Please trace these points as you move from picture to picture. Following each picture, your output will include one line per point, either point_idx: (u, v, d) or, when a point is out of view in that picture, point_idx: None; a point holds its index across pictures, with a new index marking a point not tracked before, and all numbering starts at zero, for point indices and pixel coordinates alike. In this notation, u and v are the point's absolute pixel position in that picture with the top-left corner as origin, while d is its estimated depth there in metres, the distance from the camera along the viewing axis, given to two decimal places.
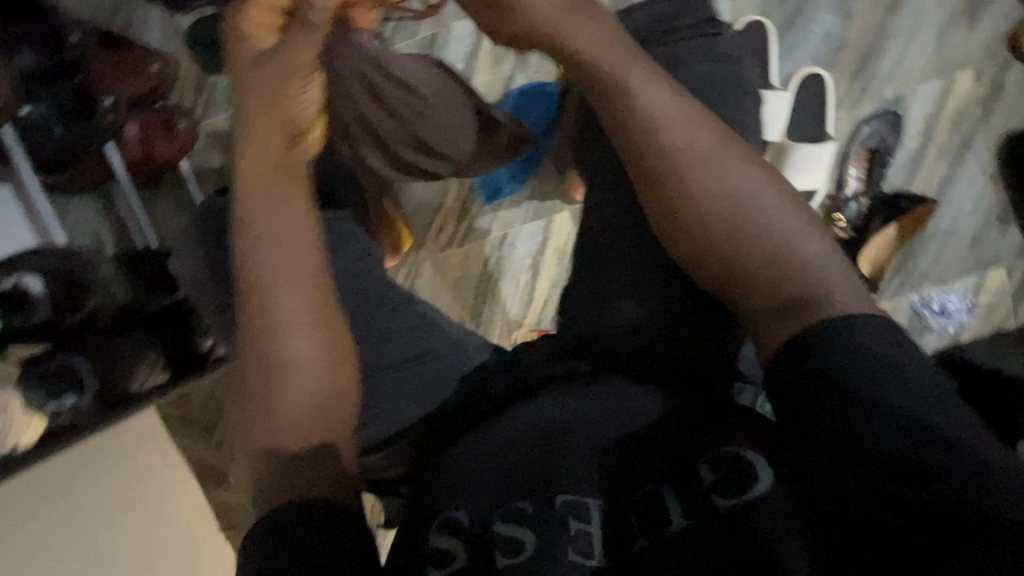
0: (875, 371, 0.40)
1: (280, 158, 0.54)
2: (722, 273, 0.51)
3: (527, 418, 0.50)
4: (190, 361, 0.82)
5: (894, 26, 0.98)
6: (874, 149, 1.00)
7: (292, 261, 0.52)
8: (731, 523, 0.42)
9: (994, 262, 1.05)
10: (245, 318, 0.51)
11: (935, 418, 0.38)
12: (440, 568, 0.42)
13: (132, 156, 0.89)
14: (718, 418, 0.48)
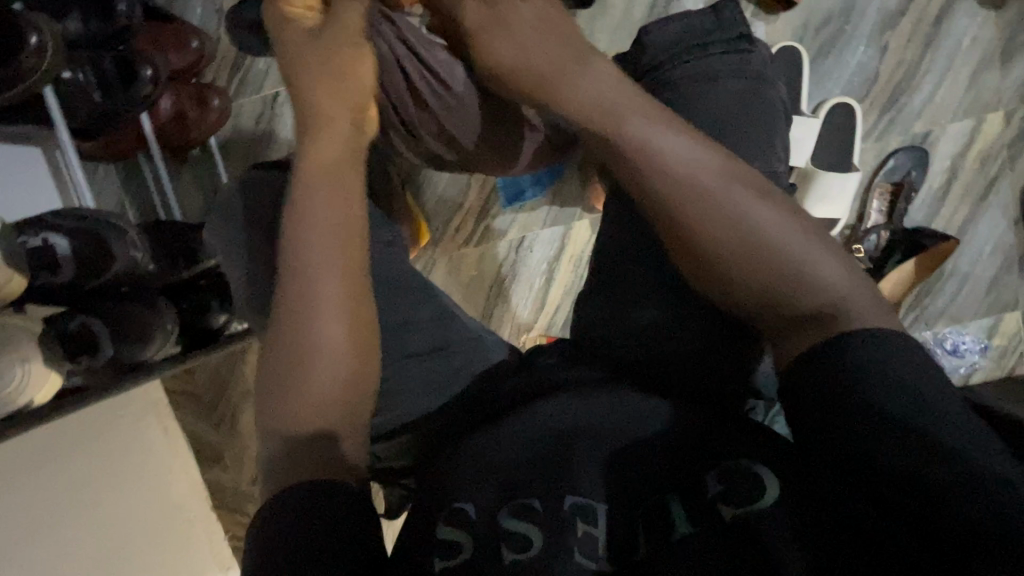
0: (892, 387, 0.39)
1: (347, 145, 0.58)
2: (745, 300, 0.48)
3: (538, 418, 0.50)
4: (203, 336, 0.82)
5: (930, 62, 0.98)
6: (899, 183, 1.00)
7: (326, 243, 0.53)
8: (737, 533, 0.40)
9: (1010, 306, 1.05)
10: (282, 296, 0.53)
11: (952, 432, 0.38)
12: (446, 560, 0.41)
13: (164, 128, 0.90)
14: (735, 432, 0.47)
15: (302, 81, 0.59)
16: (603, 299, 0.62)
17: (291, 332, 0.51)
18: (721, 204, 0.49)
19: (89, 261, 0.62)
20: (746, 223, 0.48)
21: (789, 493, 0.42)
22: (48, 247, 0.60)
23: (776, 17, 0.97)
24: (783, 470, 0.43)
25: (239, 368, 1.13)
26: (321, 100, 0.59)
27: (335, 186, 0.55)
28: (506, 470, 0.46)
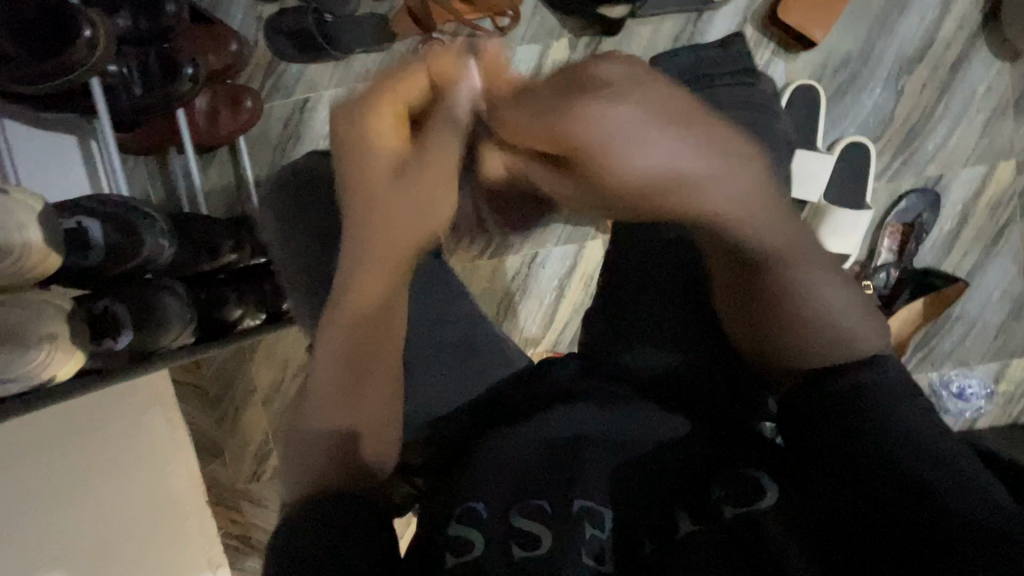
0: (885, 406, 0.42)
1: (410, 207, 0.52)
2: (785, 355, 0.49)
3: (550, 426, 0.52)
4: (218, 328, 0.83)
5: (944, 108, 1.00)
6: (910, 224, 1.02)
7: (374, 276, 0.53)
8: (740, 535, 0.40)
9: (1017, 352, 1.05)
10: (329, 330, 0.53)
11: (937, 445, 0.40)
12: (458, 555, 0.40)
13: (196, 125, 0.93)
14: (739, 451, 0.49)
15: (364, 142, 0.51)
16: (620, 319, 0.64)
17: (327, 373, 0.52)
18: (785, 290, 0.48)
19: (122, 248, 0.63)
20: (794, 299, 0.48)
21: (788, 500, 0.42)
22: (82, 231, 0.60)
23: (796, 56, 1.00)
24: (782, 478, 0.44)
25: (246, 365, 1.14)
26: (386, 220, 0.53)
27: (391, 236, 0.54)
28: (514, 470, 0.47)
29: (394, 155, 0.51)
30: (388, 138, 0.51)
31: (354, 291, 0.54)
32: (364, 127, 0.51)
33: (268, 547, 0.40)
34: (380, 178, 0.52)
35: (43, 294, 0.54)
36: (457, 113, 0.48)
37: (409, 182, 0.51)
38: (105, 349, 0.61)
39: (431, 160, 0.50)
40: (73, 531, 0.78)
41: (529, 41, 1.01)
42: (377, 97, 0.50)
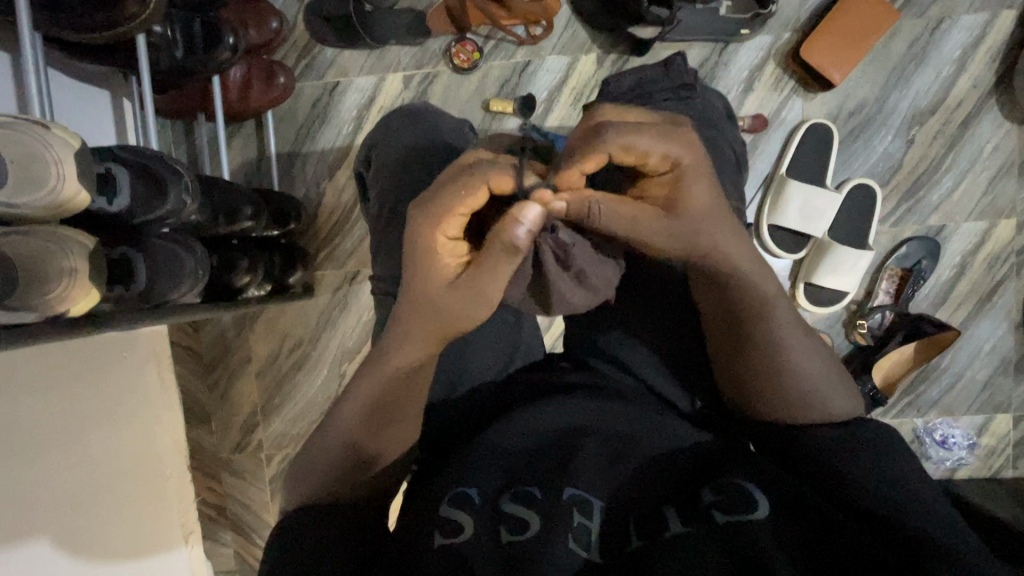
0: (844, 437, 0.45)
1: (474, 294, 0.45)
2: (750, 383, 0.50)
3: (540, 420, 0.50)
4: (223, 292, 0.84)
5: (952, 161, 1.03)
6: (909, 269, 1.04)
7: (411, 337, 0.49)
8: (726, 539, 0.40)
9: (1003, 408, 1.07)
10: (364, 379, 0.50)
11: (908, 477, 0.43)
12: (450, 536, 0.42)
13: (230, 94, 0.96)
14: (732, 451, 0.48)
15: (418, 266, 0.46)
16: (604, 328, 0.65)
17: (358, 410, 0.49)
18: (770, 344, 0.48)
19: (145, 200, 0.64)
20: (778, 332, 0.48)
21: (781, 510, 0.42)
22: (111, 178, 0.62)
23: (813, 95, 1.03)
24: (770, 486, 0.43)
25: (243, 335, 1.15)
26: (426, 308, 0.47)
27: (432, 315, 0.48)
28: (511, 456, 0.48)
29: (451, 281, 0.45)
30: (435, 259, 0.45)
31: (401, 352, 0.50)
32: (411, 238, 0.45)
33: (271, 547, 0.45)
34: (438, 283, 0.46)
35: (69, 229, 0.56)
36: (513, 242, 0.41)
37: (460, 294, 0.46)
38: (114, 295, 0.63)
39: (477, 275, 0.44)
40: (53, 475, 0.78)
41: (559, 53, 1.04)
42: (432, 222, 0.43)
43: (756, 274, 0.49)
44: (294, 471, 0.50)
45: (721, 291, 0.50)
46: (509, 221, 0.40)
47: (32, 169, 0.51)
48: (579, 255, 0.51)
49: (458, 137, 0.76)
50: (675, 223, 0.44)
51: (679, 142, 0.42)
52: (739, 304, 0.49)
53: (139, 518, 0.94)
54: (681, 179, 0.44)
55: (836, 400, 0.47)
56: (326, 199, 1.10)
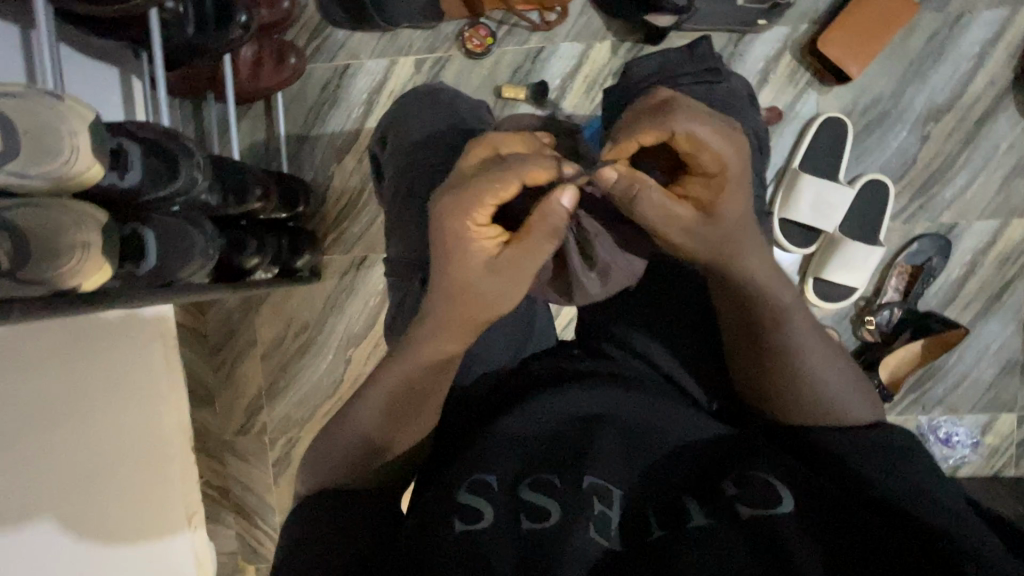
0: (860, 441, 0.45)
1: (511, 273, 0.45)
2: (768, 389, 0.49)
3: (557, 407, 0.49)
4: (230, 273, 0.83)
5: (966, 158, 1.02)
6: (919, 266, 1.04)
7: (438, 333, 0.49)
8: (750, 532, 0.40)
9: (1008, 407, 1.07)
10: (387, 377, 0.49)
11: (930, 480, 0.42)
12: (468, 522, 0.41)
13: (241, 74, 0.95)
14: (754, 442, 0.46)
15: (446, 258, 0.46)
16: (622, 320, 0.65)
17: (377, 404, 0.49)
18: (788, 351, 0.48)
19: (156, 175, 0.63)
20: (794, 337, 0.48)
21: (803, 504, 0.41)
22: (123, 153, 0.60)
23: (828, 89, 1.02)
24: (793, 480, 0.43)
25: (249, 318, 1.15)
26: (459, 295, 0.47)
27: (456, 311, 0.47)
28: (527, 444, 0.47)
29: (482, 269, 0.45)
30: (470, 250, 0.44)
31: (428, 345, 0.49)
32: (440, 234, 0.45)
33: (289, 533, 0.46)
34: (471, 269, 0.45)
35: (81, 203, 0.55)
36: (555, 218, 0.43)
37: (501, 278, 0.45)
38: (125, 272, 0.61)
39: (520, 255, 0.44)
40: (59, 452, 0.78)
41: (572, 40, 1.03)
42: (461, 211, 0.43)
43: (769, 280, 0.49)
44: (310, 457, 0.50)
45: (737, 295, 0.50)
46: (550, 202, 0.42)
47: (46, 140, 0.50)
48: (601, 243, 0.53)
49: (472, 122, 0.75)
50: (705, 226, 0.45)
51: (735, 147, 0.42)
52: (756, 309, 0.49)
53: (143, 497, 0.95)
54: (723, 185, 0.44)
55: (857, 401, 0.48)
56: (335, 183, 1.10)
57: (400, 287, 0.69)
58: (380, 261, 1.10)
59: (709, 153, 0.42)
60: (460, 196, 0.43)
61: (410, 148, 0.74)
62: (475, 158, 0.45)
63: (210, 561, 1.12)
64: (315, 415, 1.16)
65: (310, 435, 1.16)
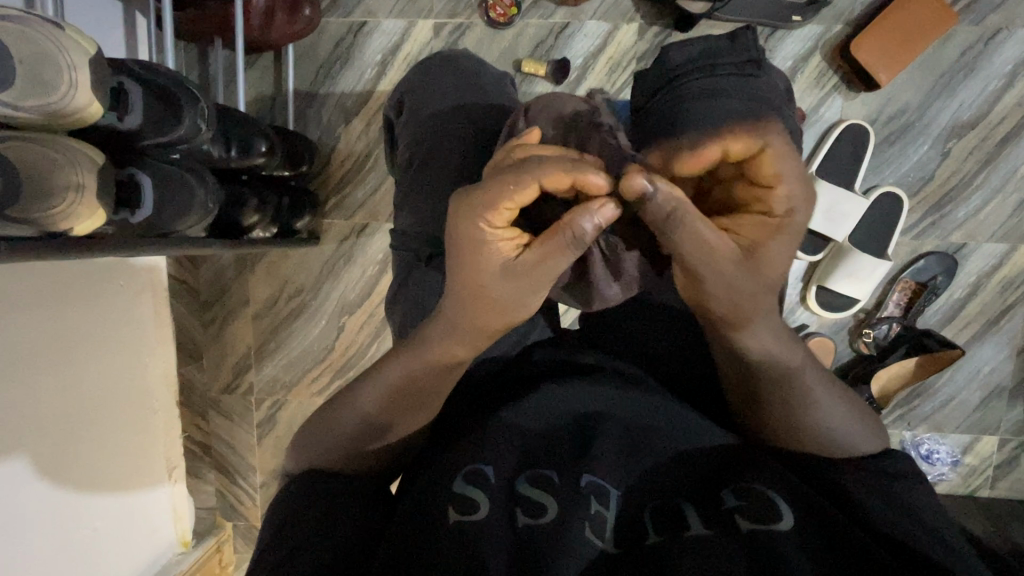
0: (864, 471, 0.44)
1: (532, 281, 0.41)
2: (776, 426, 0.46)
3: (559, 403, 0.48)
4: (230, 230, 0.81)
5: (983, 178, 1.01)
6: (923, 284, 1.03)
7: (450, 335, 0.45)
8: (750, 544, 0.39)
9: (991, 430, 1.08)
10: (388, 371, 0.47)
11: (925, 508, 0.42)
12: (463, 513, 0.40)
13: (250, 21, 0.91)
14: (754, 454, 0.46)
15: (456, 266, 0.42)
16: (633, 318, 0.63)
17: (377, 397, 0.47)
18: (790, 393, 0.45)
19: (158, 121, 0.61)
20: (795, 397, 0.45)
21: (804, 522, 0.40)
22: (123, 94, 0.58)
23: (854, 95, 1.00)
24: (795, 495, 0.42)
25: (242, 277, 1.12)
26: (470, 302, 0.43)
27: (463, 316, 0.44)
28: (526, 438, 0.46)
29: (500, 279, 0.41)
30: (485, 253, 0.39)
31: (437, 345, 0.46)
32: (456, 238, 0.41)
33: (275, 515, 0.46)
34: (486, 280, 0.41)
35: (77, 142, 0.52)
36: (583, 231, 0.38)
37: (517, 284, 0.41)
38: (117, 220, 0.58)
39: (542, 261, 0.40)
40: (45, 397, 0.77)
41: (599, 19, 0.99)
42: (471, 215, 0.38)
43: (768, 321, 0.44)
44: (302, 437, 0.50)
45: (738, 356, 0.46)
46: (577, 214, 0.38)
47: (42, 71, 0.48)
48: (629, 260, 0.49)
49: (492, 96, 0.72)
50: (735, 266, 0.40)
51: (807, 194, 0.40)
52: (758, 372, 0.46)
53: (124, 447, 0.94)
54: (782, 230, 0.40)
55: (856, 436, 0.46)
56: (341, 146, 1.06)
57: (405, 259, 0.67)
58: (381, 231, 1.08)
59: (784, 192, 0.39)
60: (474, 205, 0.38)
61: (427, 116, 0.71)
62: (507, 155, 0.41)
63: (189, 515, 1.12)
64: (303, 379, 1.14)
65: (296, 399, 1.15)
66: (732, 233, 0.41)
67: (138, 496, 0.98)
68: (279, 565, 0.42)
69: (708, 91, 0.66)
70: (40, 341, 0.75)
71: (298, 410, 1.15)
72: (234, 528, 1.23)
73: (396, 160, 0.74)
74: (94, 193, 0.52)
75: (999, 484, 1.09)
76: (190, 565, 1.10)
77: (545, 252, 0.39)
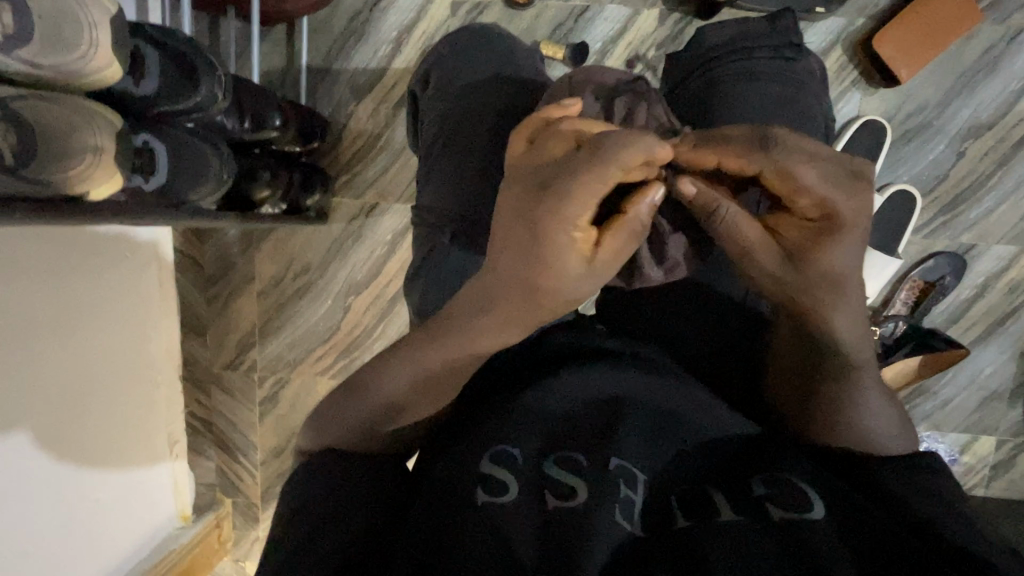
0: (896, 469, 0.44)
1: (603, 271, 0.44)
2: (811, 418, 0.48)
3: (585, 387, 0.48)
4: (241, 203, 0.80)
5: (997, 180, 1.01)
6: (932, 283, 1.03)
7: (495, 323, 0.46)
8: (780, 532, 0.39)
9: (990, 430, 1.09)
10: (419, 353, 0.48)
11: (954, 498, 0.42)
12: (492, 494, 0.40)
13: None
14: (778, 447, 0.46)
15: (517, 258, 0.43)
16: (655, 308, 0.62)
17: (403, 377, 0.48)
18: (841, 381, 0.47)
19: (173, 86, 0.59)
20: (849, 390, 0.46)
21: (833, 513, 0.40)
22: (139, 58, 0.57)
23: (873, 91, 0.99)
24: (821, 486, 0.42)
25: (248, 254, 1.11)
26: (530, 292, 0.44)
27: (515, 305, 0.45)
28: (552, 421, 0.46)
29: (575, 272, 0.43)
30: (565, 247, 0.42)
31: (479, 332, 0.47)
32: (528, 230, 0.42)
33: (293, 494, 0.46)
34: (561, 274, 0.43)
35: (93, 103, 0.51)
36: (643, 219, 0.44)
37: (595, 277, 0.44)
38: (132, 185, 0.55)
39: (616, 254, 0.44)
40: (50, 366, 0.76)
41: (620, 3, 0.98)
42: (558, 215, 0.40)
43: (844, 320, 0.46)
44: (322, 415, 0.50)
45: (804, 336, 0.48)
46: (640, 198, 0.43)
47: (61, 27, 0.46)
48: (675, 244, 0.53)
49: (517, 75, 0.71)
50: (783, 268, 0.46)
51: (845, 190, 0.41)
52: (816, 355, 0.48)
53: (126, 420, 0.93)
54: (828, 231, 0.43)
55: (888, 436, 0.46)
56: (352, 123, 1.05)
57: (424, 238, 0.66)
58: (392, 211, 1.07)
59: (806, 199, 0.42)
60: (558, 202, 0.40)
61: (451, 95, 0.70)
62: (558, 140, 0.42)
63: (190, 491, 1.12)
64: (308, 358, 1.14)
65: (300, 377, 1.15)
66: (777, 234, 0.45)
67: (140, 469, 0.98)
68: (301, 543, 0.42)
69: (744, 73, 0.69)
70: (46, 308, 0.74)
71: (301, 388, 1.15)
72: (233, 504, 1.23)
73: (416, 139, 0.73)
74: (111, 155, 0.51)
75: (994, 484, 1.11)
76: (190, 539, 1.11)
77: (619, 247, 0.44)
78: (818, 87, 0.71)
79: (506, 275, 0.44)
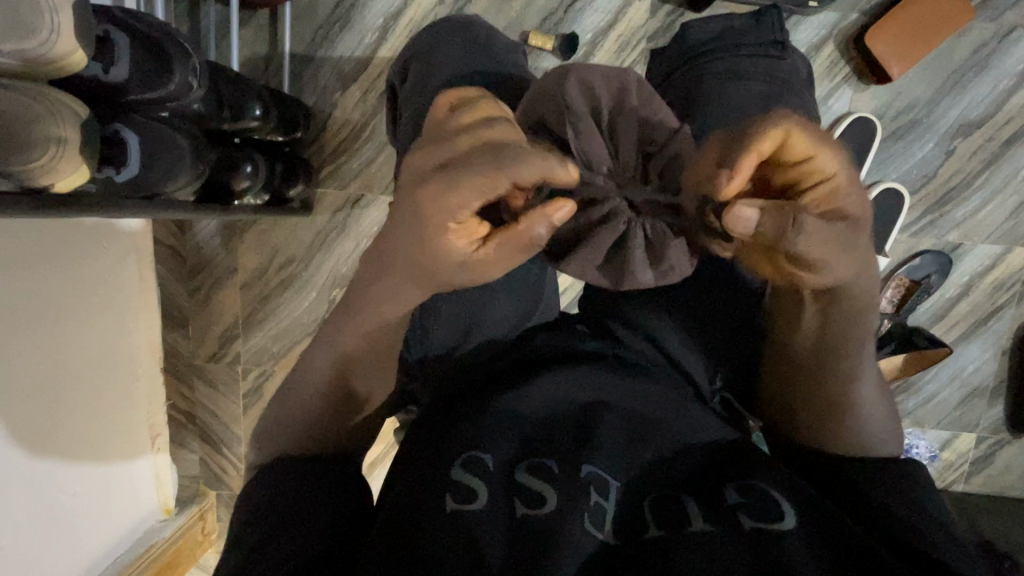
0: (873, 472, 0.45)
1: (482, 271, 0.41)
2: (818, 415, 0.48)
3: (562, 391, 0.48)
4: (218, 194, 0.78)
5: (985, 179, 1.01)
6: (918, 281, 1.03)
7: (396, 291, 0.44)
8: (752, 543, 0.39)
9: (970, 427, 1.10)
10: (350, 330, 0.47)
11: (922, 499, 0.43)
12: (461, 502, 0.40)
13: None
14: (751, 454, 0.46)
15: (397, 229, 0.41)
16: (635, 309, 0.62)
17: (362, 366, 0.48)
18: (847, 371, 0.46)
19: (145, 73, 0.57)
20: (848, 382, 0.46)
21: (803, 522, 0.40)
22: (108, 43, 0.54)
23: (864, 88, 0.98)
24: (793, 495, 0.42)
25: (230, 245, 1.09)
26: (418, 271, 0.42)
27: (407, 276, 0.43)
28: (528, 426, 0.46)
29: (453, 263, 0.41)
30: (445, 239, 0.39)
31: (386, 304, 0.45)
32: (412, 205, 0.39)
33: (251, 502, 0.45)
34: (446, 261, 0.40)
35: (59, 91, 0.49)
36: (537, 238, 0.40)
37: (475, 273, 0.42)
38: (102, 177, 0.54)
39: (495, 260, 0.40)
40: (25, 365, 0.74)
41: None
42: (429, 196, 0.37)
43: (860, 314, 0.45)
44: (273, 411, 0.49)
45: (823, 323, 0.46)
46: (541, 216, 0.39)
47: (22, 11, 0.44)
48: (675, 252, 0.52)
49: (501, 67, 0.69)
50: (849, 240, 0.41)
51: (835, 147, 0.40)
52: (836, 344, 0.46)
53: (106, 413, 0.92)
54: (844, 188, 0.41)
55: (875, 433, 0.47)
56: (337, 112, 1.02)
57: None
58: (376, 202, 1.05)
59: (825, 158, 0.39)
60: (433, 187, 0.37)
61: (434, 87, 0.69)
62: (466, 117, 0.40)
63: (172, 483, 1.11)
64: (291, 351, 1.13)
65: (284, 370, 1.13)
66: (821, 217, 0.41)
67: (120, 463, 0.97)
68: (256, 548, 0.41)
69: (731, 71, 0.68)
70: (21, 300, 0.72)
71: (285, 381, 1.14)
72: (217, 497, 1.22)
73: (399, 132, 0.72)
74: (77, 147, 0.49)
75: (973, 479, 1.12)
76: (173, 532, 1.10)
77: (492, 260, 0.40)
78: (809, 84, 0.70)
79: (395, 245, 0.42)
